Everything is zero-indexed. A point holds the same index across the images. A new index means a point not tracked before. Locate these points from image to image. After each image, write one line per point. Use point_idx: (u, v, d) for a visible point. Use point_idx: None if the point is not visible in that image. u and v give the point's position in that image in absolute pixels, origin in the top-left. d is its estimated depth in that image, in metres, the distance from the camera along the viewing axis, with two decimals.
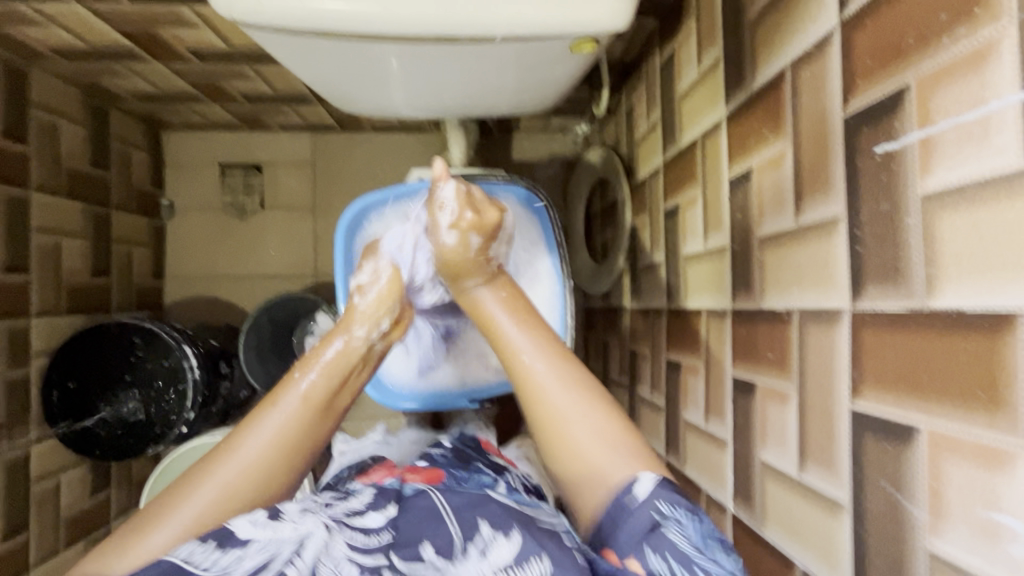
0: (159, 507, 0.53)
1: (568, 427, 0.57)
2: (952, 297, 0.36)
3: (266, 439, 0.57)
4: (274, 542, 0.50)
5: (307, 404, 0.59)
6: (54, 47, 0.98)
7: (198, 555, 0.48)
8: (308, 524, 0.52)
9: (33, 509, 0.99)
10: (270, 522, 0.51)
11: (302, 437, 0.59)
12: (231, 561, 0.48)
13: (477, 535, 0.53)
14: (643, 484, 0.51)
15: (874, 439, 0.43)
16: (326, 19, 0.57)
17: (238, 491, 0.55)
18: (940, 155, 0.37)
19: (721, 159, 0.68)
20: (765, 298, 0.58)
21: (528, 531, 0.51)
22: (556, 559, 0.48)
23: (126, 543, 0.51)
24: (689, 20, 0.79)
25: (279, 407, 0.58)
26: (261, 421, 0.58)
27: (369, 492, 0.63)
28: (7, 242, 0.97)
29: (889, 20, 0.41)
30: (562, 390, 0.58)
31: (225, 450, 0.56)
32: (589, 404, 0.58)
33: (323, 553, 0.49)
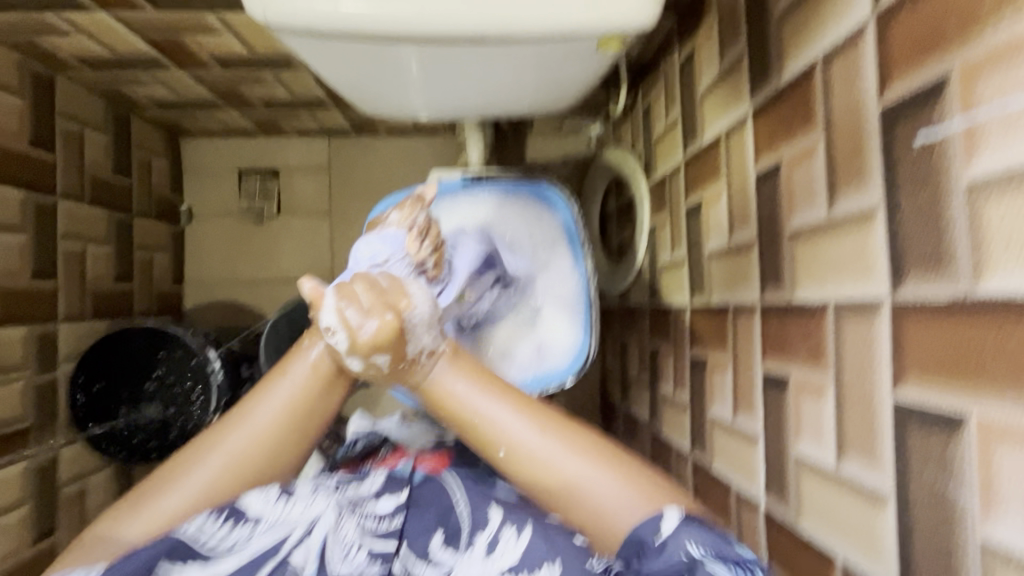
0: (171, 468, 0.54)
1: (579, 489, 0.51)
2: (1001, 283, 0.36)
3: (275, 407, 0.56)
4: (285, 523, 0.52)
5: (315, 377, 0.58)
6: (79, 56, 0.99)
7: (209, 530, 0.51)
8: (318, 506, 0.54)
9: (61, 511, 1.00)
10: (283, 500, 0.53)
11: (311, 410, 0.58)
12: (241, 539, 0.51)
13: (485, 526, 0.56)
14: (667, 519, 0.46)
15: (918, 428, 0.43)
16: (358, 21, 0.58)
17: (245, 462, 0.55)
18: (985, 141, 0.37)
19: (748, 155, 0.68)
20: (797, 291, 0.58)
21: (539, 528, 0.53)
22: (563, 557, 0.50)
23: (138, 504, 0.53)
24: (710, 17, 0.79)
25: (287, 379, 0.58)
26: (271, 390, 0.57)
27: (378, 477, 0.66)
28: (36, 248, 0.99)
29: (928, 8, 0.41)
30: (556, 456, 0.53)
31: (236, 417, 0.56)
32: (587, 461, 0.52)
33: (333, 535, 0.52)
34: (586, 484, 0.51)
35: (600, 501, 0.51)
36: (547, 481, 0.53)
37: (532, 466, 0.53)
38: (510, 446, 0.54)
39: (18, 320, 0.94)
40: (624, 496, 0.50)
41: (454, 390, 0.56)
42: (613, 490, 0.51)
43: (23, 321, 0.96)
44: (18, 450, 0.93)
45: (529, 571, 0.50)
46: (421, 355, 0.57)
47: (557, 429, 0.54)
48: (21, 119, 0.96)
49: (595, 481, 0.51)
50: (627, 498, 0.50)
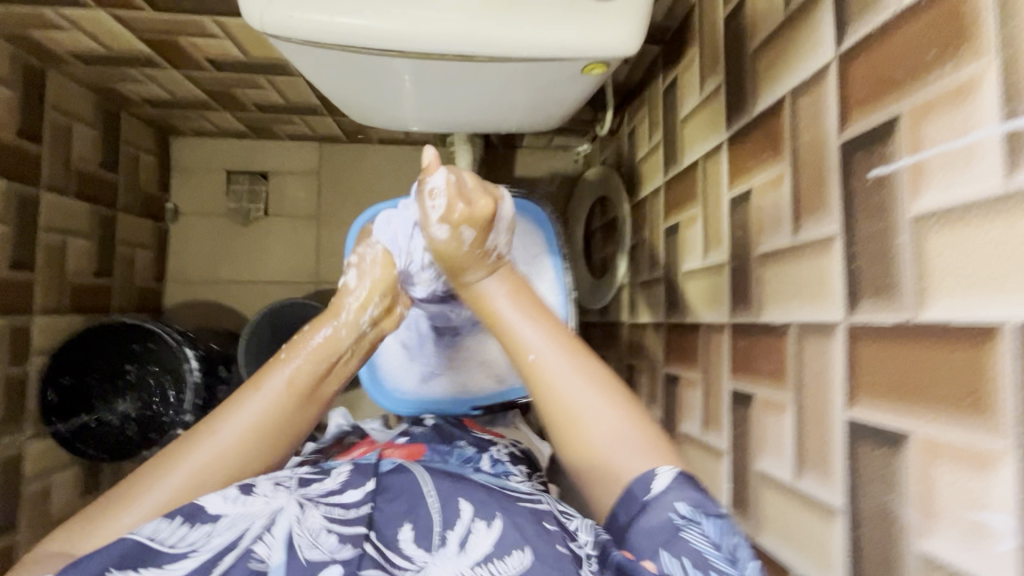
0: (128, 487, 0.51)
1: (582, 420, 0.55)
2: (940, 311, 0.39)
3: (247, 420, 0.56)
4: (246, 517, 0.47)
5: (289, 392, 0.59)
6: (73, 51, 1.00)
7: (163, 530, 0.45)
8: (280, 500, 0.50)
9: (23, 508, 0.98)
10: (243, 498, 0.49)
11: (282, 423, 0.58)
12: (199, 539, 0.45)
13: (457, 521, 0.50)
14: (659, 479, 0.50)
15: (867, 446, 0.45)
16: (353, 34, 0.60)
17: (212, 475, 0.53)
18: (929, 179, 0.40)
19: (722, 180, 0.71)
20: (763, 311, 0.61)
21: (509, 519, 0.50)
22: (536, 546, 0.47)
23: (90, 522, 0.49)
24: (692, 47, 0.83)
25: (259, 394, 0.58)
26: (243, 403, 0.57)
27: (343, 470, 0.58)
28: (15, 240, 0.98)
29: (882, 54, 0.44)
30: (570, 384, 0.56)
31: (203, 433, 0.55)
32: (595, 393, 0.55)
33: (296, 526, 0.47)
34: (589, 420, 0.55)
35: (600, 433, 0.54)
36: (555, 405, 0.56)
37: (547, 373, 0.57)
38: (539, 355, 0.57)
39: None
40: (621, 432, 0.54)
41: (499, 305, 0.62)
42: (612, 425, 0.54)
43: None
44: None
45: (502, 558, 0.47)
46: (477, 269, 0.64)
47: (567, 343, 0.59)
48: (9, 110, 0.96)
49: (602, 418, 0.54)
50: (624, 432, 0.53)
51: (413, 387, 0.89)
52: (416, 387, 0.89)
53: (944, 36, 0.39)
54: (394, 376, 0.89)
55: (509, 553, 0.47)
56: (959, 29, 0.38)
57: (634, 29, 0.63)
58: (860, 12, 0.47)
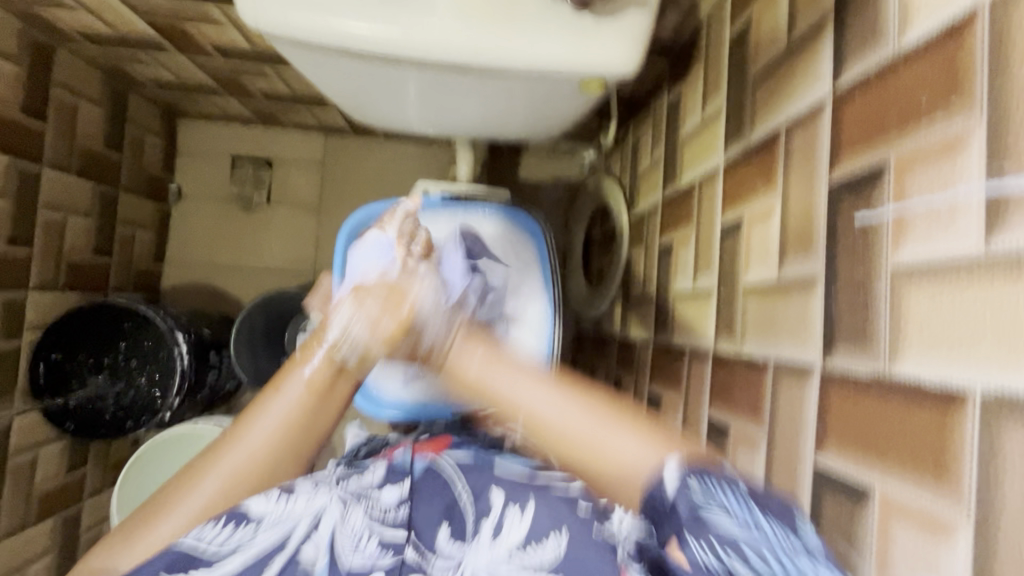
0: (162, 499, 0.51)
1: (602, 452, 0.51)
2: (911, 368, 0.38)
3: (274, 423, 0.55)
4: (289, 517, 0.49)
5: (310, 391, 0.58)
6: (81, 30, 1.00)
7: (208, 534, 0.47)
8: (321, 498, 0.52)
9: (7, 481, 0.99)
10: (285, 496, 0.51)
11: (310, 423, 0.57)
12: (245, 536, 0.48)
13: (490, 511, 0.53)
14: (671, 470, 0.43)
15: (832, 494, 0.44)
16: (347, 38, 0.60)
17: (245, 479, 0.53)
18: (911, 231, 0.39)
19: (716, 205, 0.70)
20: (744, 344, 0.60)
21: (543, 504, 0.52)
22: (573, 526, 0.49)
23: (132, 534, 0.50)
24: (697, 66, 0.81)
25: (281, 395, 0.57)
26: (267, 406, 0.56)
27: (380, 467, 0.61)
28: (12, 215, 0.99)
29: (875, 96, 0.43)
30: (580, 419, 0.53)
31: (231, 438, 0.54)
32: (598, 421, 0.52)
33: (340, 527, 0.50)
34: (607, 446, 0.50)
35: (626, 465, 0.49)
36: (564, 444, 0.53)
37: (548, 426, 0.54)
38: (530, 412, 0.55)
39: None
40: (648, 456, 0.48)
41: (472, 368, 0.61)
42: (634, 447, 0.49)
43: None
44: None
45: (538, 541, 0.48)
46: (443, 342, 0.63)
47: (578, 395, 0.55)
48: (14, 85, 0.97)
49: (619, 439, 0.50)
50: (648, 457, 0.48)
51: (396, 390, 0.89)
52: (400, 390, 0.89)
53: (935, 86, 0.38)
54: (378, 379, 0.89)
55: (546, 535, 0.49)
56: (951, 79, 0.37)
57: (634, 49, 0.62)
58: (857, 51, 0.46)
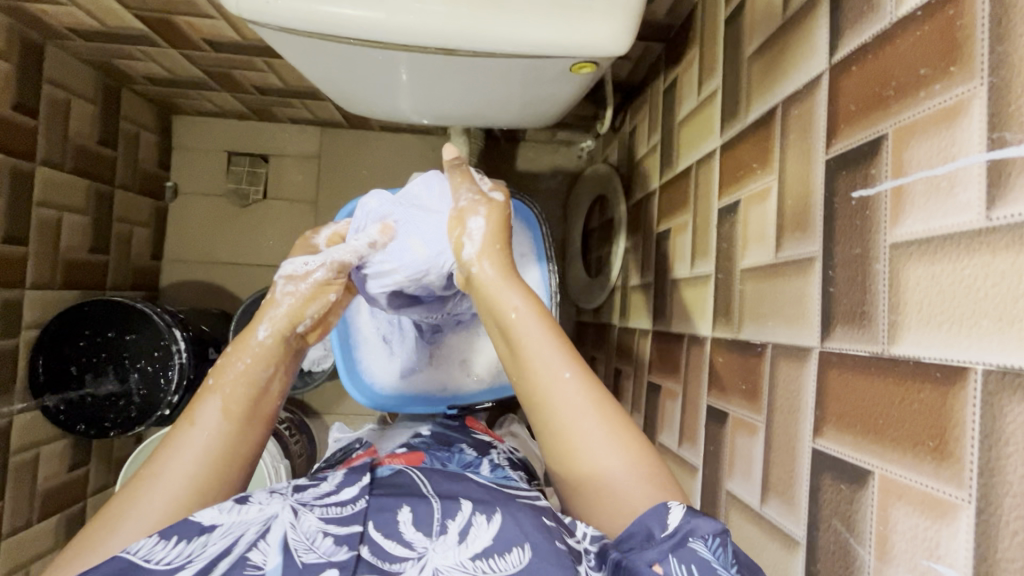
0: (118, 502, 0.47)
1: (586, 453, 0.49)
2: (911, 346, 0.36)
3: (192, 456, 0.50)
4: (241, 524, 0.46)
5: (230, 417, 0.53)
6: (70, 26, 0.99)
7: (156, 551, 0.43)
8: (274, 506, 0.48)
9: (9, 479, 0.99)
10: (237, 507, 0.47)
11: (231, 450, 0.52)
12: (195, 550, 0.43)
13: (457, 512, 0.49)
14: (674, 511, 0.43)
15: (831, 479, 0.43)
16: (331, 24, 0.58)
17: (191, 491, 0.49)
18: (910, 206, 0.37)
19: (713, 189, 0.69)
20: (742, 329, 0.59)
21: (509, 514, 0.48)
22: (536, 541, 0.45)
23: (91, 542, 0.45)
24: (693, 47, 0.80)
25: (197, 428, 0.52)
26: (180, 441, 0.51)
27: (338, 475, 0.56)
28: (8, 213, 0.99)
29: (873, 69, 0.42)
30: (581, 419, 0.49)
31: (145, 478, 0.49)
32: (604, 429, 0.49)
33: (292, 530, 0.45)
34: (592, 454, 0.49)
35: (601, 473, 0.48)
36: (558, 430, 0.50)
37: (558, 413, 0.50)
38: (559, 373, 0.51)
39: None
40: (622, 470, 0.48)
41: (499, 297, 0.57)
42: (618, 462, 0.48)
43: None
44: None
45: (499, 554, 0.44)
46: None
47: (593, 393, 0.50)
48: (4, 83, 0.96)
49: (608, 453, 0.48)
50: (630, 474, 0.47)
51: (393, 382, 0.88)
52: (397, 382, 0.88)
53: (934, 53, 0.37)
54: (375, 371, 0.88)
55: (509, 549, 0.44)
56: (951, 46, 0.35)
57: (626, 28, 0.60)
58: (856, 21, 0.44)
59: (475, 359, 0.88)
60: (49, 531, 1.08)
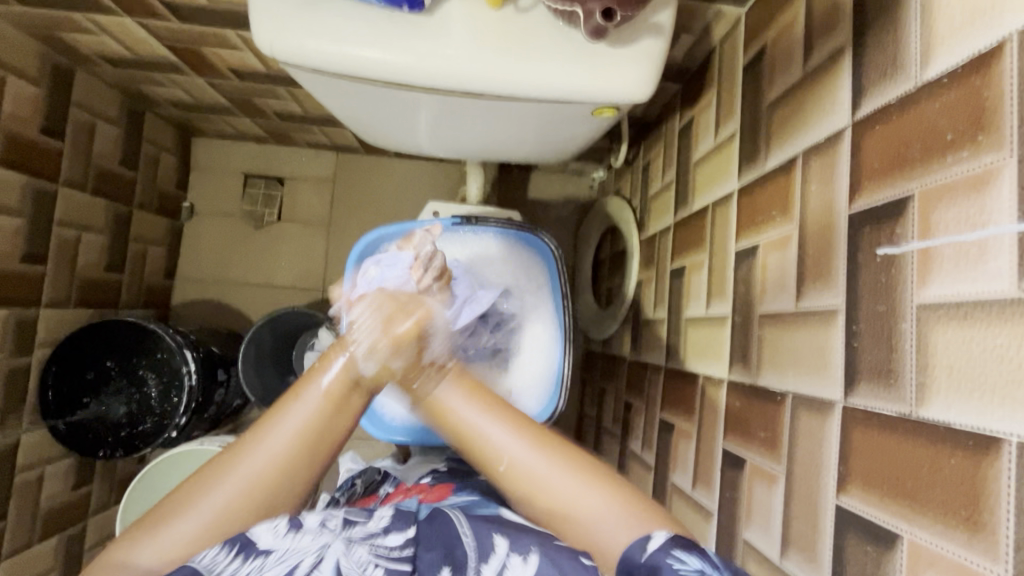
0: (182, 494, 0.50)
1: (564, 506, 0.50)
2: (941, 410, 0.36)
3: (288, 434, 0.52)
4: (295, 552, 0.48)
5: (327, 403, 0.53)
6: (101, 53, 1.02)
7: (221, 562, 0.47)
8: (327, 536, 0.50)
9: (14, 497, 0.99)
10: (290, 533, 0.49)
11: (323, 432, 0.53)
12: (252, 572, 0.46)
13: (492, 554, 0.50)
14: (655, 537, 0.45)
15: (856, 539, 0.43)
16: (359, 66, 0.59)
17: (276, 470, 0.51)
18: (937, 269, 0.38)
19: (730, 231, 0.69)
20: (761, 375, 0.58)
21: (545, 553, 0.48)
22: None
23: (153, 529, 0.48)
24: (711, 90, 0.81)
25: (302, 404, 0.53)
26: (284, 414, 0.52)
27: (385, 513, 0.57)
28: (29, 233, 1.00)
29: (898, 129, 0.42)
30: (547, 473, 0.51)
31: (251, 440, 0.52)
32: (578, 481, 0.50)
33: (344, 559, 0.48)
34: (554, 492, 0.51)
35: (582, 512, 0.50)
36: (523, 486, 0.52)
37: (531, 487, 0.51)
38: (511, 462, 0.52)
39: None
40: (609, 514, 0.49)
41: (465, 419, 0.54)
42: (597, 505, 0.49)
43: (4, 303, 0.96)
44: None
45: None
46: None
47: (557, 449, 0.53)
48: (34, 106, 0.98)
49: (586, 498, 0.50)
50: (617, 519, 0.48)
51: (403, 414, 0.87)
52: (407, 414, 0.88)
53: (961, 120, 0.37)
54: (386, 401, 0.87)
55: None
56: (979, 115, 0.36)
57: (648, 76, 0.62)
58: (880, 81, 0.45)
59: None
60: (50, 552, 1.07)
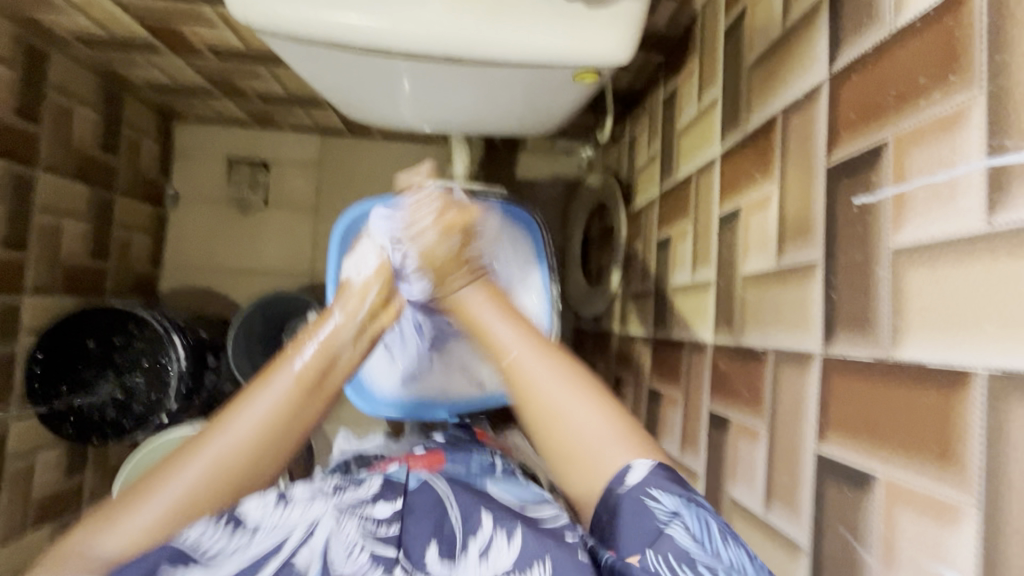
0: (142, 486, 0.49)
1: (565, 421, 0.51)
2: (915, 350, 0.37)
3: (258, 417, 0.52)
4: (285, 526, 0.50)
5: (298, 386, 0.54)
6: (75, 34, 1.00)
7: (207, 538, 0.47)
8: (315, 511, 0.52)
9: (6, 485, 0.98)
10: (281, 505, 0.52)
11: (292, 418, 0.54)
12: (240, 543, 0.48)
13: (479, 528, 0.52)
14: (637, 469, 0.47)
15: (835, 484, 0.43)
16: (335, 31, 0.59)
17: (246, 454, 0.51)
18: (912, 212, 0.38)
19: (713, 197, 0.70)
20: (744, 335, 0.59)
21: (530, 533, 0.49)
22: (556, 556, 0.46)
23: (114, 515, 0.48)
24: (693, 57, 0.81)
25: (269, 390, 0.53)
26: (252, 399, 0.53)
27: (375, 483, 0.61)
28: (9, 219, 0.99)
29: (872, 77, 0.43)
30: (549, 382, 0.53)
31: (218, 425, 0.52)
32: (571, 393, 0.52)
33: (333, 536, 0.49)
34: (569, 418, 0.51)
35: (581, 442, 0.50)
36: (531, 405, 0.53)
37: (527, 376, 0.54)
38: (517, 356, 0.55)
39: None
40: (607, 431, 0.50)
41: (482, 311, 0.60)
42: (593, 421, 0.51)
43: None
44: None
45: (521, 571, 0.46)
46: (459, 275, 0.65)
47: (554, 354, 0.55)
48: (9, 89, 0.97)
49: (579, 413, 0.51)
50: (611, 431, 0.50)
51: (394, 389, 0.88)
52: (397, 389, 0.88)
53: (933, 63, 0.37)
54: (375, 377, 0.88)
55: (529, 566, 0.46)
56: (951, 55, 0.36)
57: (628, 39, 0.61)
58: (855, 33, 0.45)
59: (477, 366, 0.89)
60: (44, 539, 1.07)
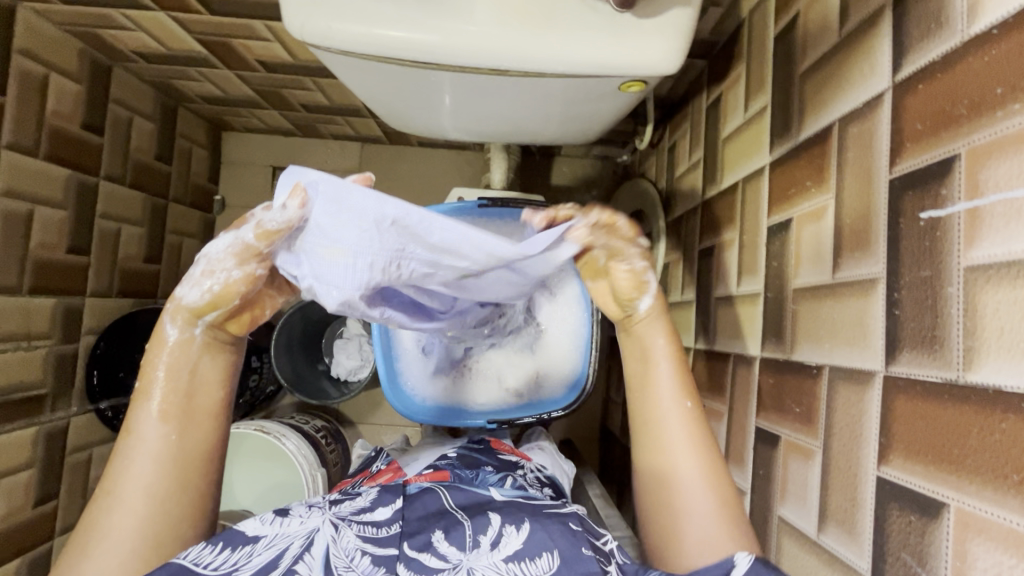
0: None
1: (677, 484, 0.54)
2: (989, 373, 0.35)
3: (147, 465, 0.48)
4: (284, 537, 0.48)
5: (167, 420, 0.50)
6: (137, 50, 1.06)
7: (206, 556, 0.44)
8: (315, 520, 0.50)
9: (65, 476, 1.03)
10: (278, 519, 0.50)
11: (185, 451, 0.50)
12: (241, 559, 0.45)
13: (488, 527, 0.51)
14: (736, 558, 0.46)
15: (898, 509, 0.42)
16: (387, 46, 0.60)
17: (154, 504, 0.48)
18: (986, 229, 0.37)
19: (761, 206, 0.68)
20: (796, 350, 0.57)
21: (540, 523, 0.50)
22: (563, 547, 0.48)
23: None
24: (739, 64, 0.79)
25: (140, 438, 0.49)
26: (128, 456, 0.49)
27: (373, 489, 0.57)
28: (74, 225, 1.05)
29: (940, 88, 0.41)
30: (683, 451, 0.55)
31: (103, 497, 0.48)
32: (697, 460, 0.54)
33: (332, 546, 0.48)
34: (682, 482, 0.54)
35: (685, 505, 0.53)
36: (659, 459, 0.55)
37: (663, 440, 0.56)
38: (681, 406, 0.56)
39: (47, 290, 1.00)
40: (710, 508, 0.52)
41: (652, 337, 0.59)
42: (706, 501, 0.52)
43: (52, 291, 1.01)
44: (33, 414, 0.97)
45: (530, 560, 0.47)
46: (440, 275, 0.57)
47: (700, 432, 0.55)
48: (75, 102, 1.03)
49: (698, 491, 0.53)
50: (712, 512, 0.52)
51: (431, 395, 0.89)
52: (434, 394, 0.89)
53: (1013, 72, 0.36)
54: (414, 383, 0.89)
55: (538, 556, 0.47)
56: None
57: (675, 48, 0.61)
58: (922, 39, 0.44)
59: (514, 375, 0.89)
60: None
